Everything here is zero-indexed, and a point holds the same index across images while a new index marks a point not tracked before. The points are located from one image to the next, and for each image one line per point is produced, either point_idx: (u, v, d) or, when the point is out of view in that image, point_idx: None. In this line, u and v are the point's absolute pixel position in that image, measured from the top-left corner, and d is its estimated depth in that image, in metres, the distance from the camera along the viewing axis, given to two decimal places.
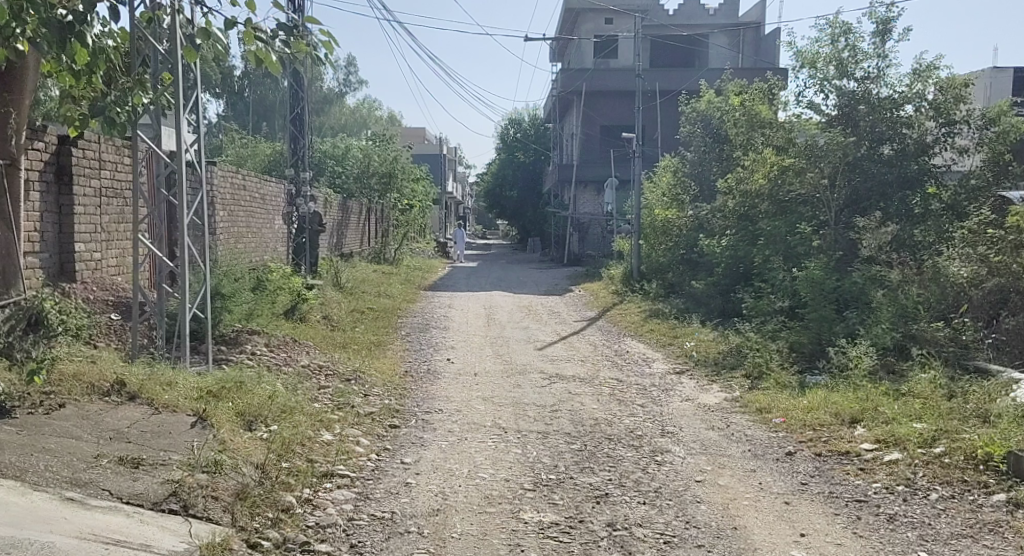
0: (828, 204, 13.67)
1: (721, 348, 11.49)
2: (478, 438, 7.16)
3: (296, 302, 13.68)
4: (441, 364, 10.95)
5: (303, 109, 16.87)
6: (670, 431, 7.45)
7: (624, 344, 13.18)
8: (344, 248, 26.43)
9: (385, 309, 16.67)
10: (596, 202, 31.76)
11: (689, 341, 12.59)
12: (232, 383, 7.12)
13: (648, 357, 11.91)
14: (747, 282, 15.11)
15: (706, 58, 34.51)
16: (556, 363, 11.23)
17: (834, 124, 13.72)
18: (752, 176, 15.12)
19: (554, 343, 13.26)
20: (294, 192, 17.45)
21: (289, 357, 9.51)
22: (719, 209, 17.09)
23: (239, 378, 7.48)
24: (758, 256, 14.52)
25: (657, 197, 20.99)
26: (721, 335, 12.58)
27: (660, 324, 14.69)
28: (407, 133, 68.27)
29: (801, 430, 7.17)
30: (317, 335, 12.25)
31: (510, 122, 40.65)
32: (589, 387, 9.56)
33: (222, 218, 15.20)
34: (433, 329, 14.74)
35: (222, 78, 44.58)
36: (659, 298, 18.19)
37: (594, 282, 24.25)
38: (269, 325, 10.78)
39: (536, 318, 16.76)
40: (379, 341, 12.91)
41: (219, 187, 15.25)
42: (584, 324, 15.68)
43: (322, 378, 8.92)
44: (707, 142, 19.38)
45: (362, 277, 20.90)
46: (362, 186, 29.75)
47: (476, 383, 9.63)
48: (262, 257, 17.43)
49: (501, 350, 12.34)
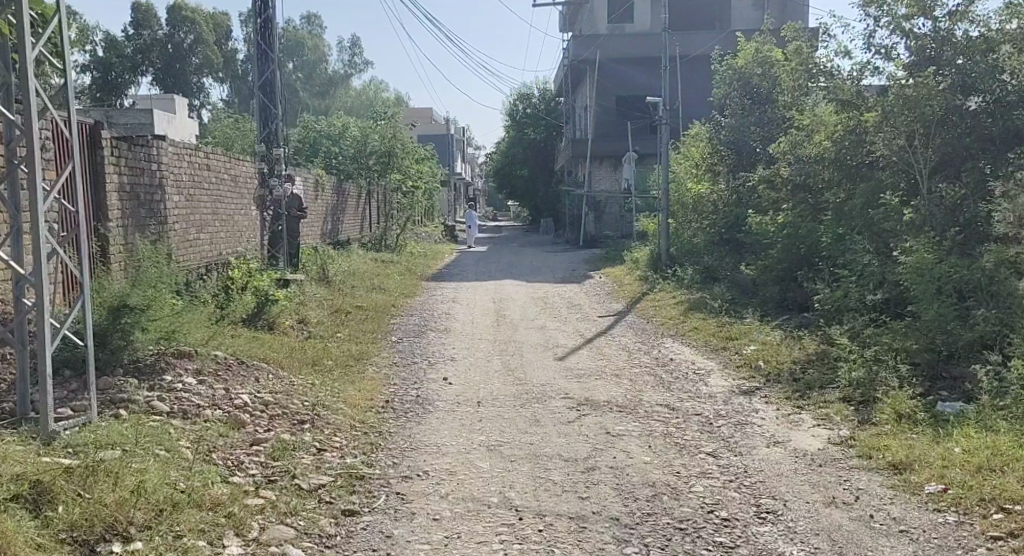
0: (912, 167, 11.01)
1: (796, 357, 8.96)
2: (478, 535, 4.84)
3: (261, 307, 11.20)
4: (435, 387, 8.42)
5: (274, 72, 14.65)
6: (772, 507, 5.08)
7: (666, 349, 10.69)
8: (340, 235, 23.97)
9: (377, 307, 14.18)
10: (613, 178, 29.08)
11: (748, 345, 10.09)
12: (74, 463, 4.99)
13: (700, 368, 9.39)
14: (808, 265, 12.55)
15: (729, 19, 31.72)
16: (584, 380, 8.74)
17: (910, 72, 11.03)
18: (818, 140, 12.69)
19: (578, 350, 10.75)
20: (267, 171, 14.98)
21: (222, 392, 6.85)
22: (771, 179, 14.46)
23: (102, 443, 5.32)
24: (824, 233, 11.95)
25: (692, 168, 18.42)
26: (788, 337, 10.08)
27: (705, 319, 12.16)
28: (416, 114, 65.68)
29: (980, 512, 4.88)
30: (279, 349, 9.68)
31: (519, 96, 37.66)
32: (637, 422, 7.04)
33: (176, 201, 12.74)
34: (432, 332, 12.26)
35: (222, 60, 42.25)
36: (696, 285, 15.65)
37: (617, 266, 21.65)
38: (205, 342, 8.22)
39: (553, 313, 14.29)
40: (362, 353, 10.38)
41: (172, 167, 12.80)
42: (612, 321, 13.16)
43: (256, 427, 6.22)
44: (745, 104, 16.66)
45: (355, 268, 18.37)
46: (359, 165, 26.86)
47: (478, 421, 7.06)
48: (231, 249, 14.90)
49: (513, 362, 9.85)
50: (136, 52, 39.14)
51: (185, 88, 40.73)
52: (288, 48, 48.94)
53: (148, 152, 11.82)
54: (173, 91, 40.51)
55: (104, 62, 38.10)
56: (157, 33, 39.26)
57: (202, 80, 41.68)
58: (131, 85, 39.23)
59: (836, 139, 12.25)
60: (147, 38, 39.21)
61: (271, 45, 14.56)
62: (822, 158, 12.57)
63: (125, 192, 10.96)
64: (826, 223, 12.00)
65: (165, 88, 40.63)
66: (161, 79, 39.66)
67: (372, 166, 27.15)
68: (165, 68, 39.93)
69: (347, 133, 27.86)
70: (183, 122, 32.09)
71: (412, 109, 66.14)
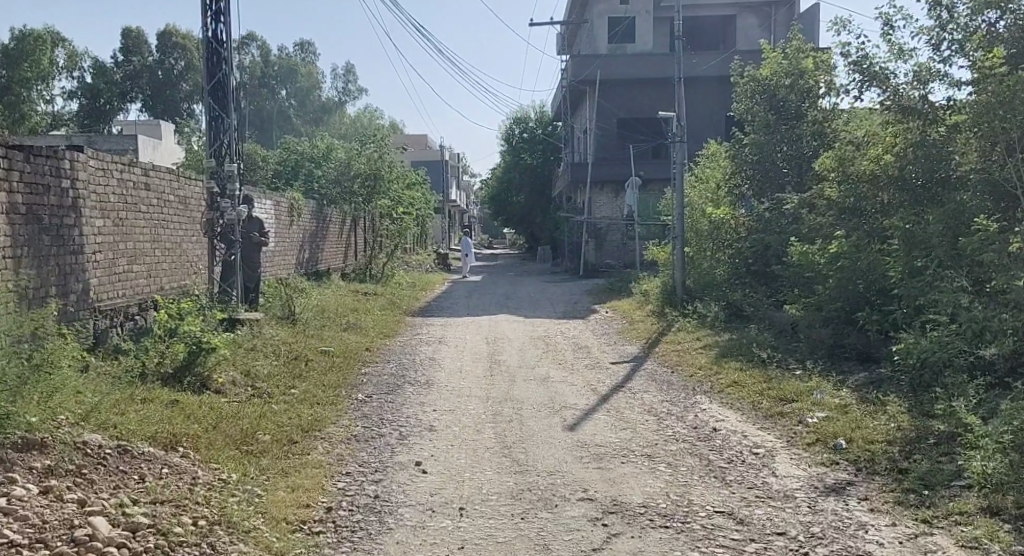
0: (1003, 187, 8.82)
1: (888, 433, 6.68)
2: None
3: (190, 359, 9.30)
4: (403, 479, 6.13)
5: (226, 74, 12.57)
6: None
7: (704, 412, 8.42)
8: (319, 266, 21.74)
9: (346, 353, 11.86)
10: (615, 205, 26.86)
11: (813, 411, 7.79)
12: None
13: (758, 443, 7.12)
14: (868, 305, 10.23)
15: (734, 41, 29.52)
16: (605, 467, 6.46)
17: (995, 74, 8.87)
18: (874, 154, 10.44)
19: (592, 414, 8.46)
20: (217, 192, 12.75)
21: (52, 508, 4.90)
22: (812, 202, 12.21)
23: None
24: (890, 266, 9.65)
25: (708, 192, 16.11)
26: (865, 400, 7.80)
27: (743, 369, 9.93)
28: (409, 140, 63.28)
29: None
30: (199, 424, 7.44)
31: (515, 121, 35.32)
32: (693, 553, 4.95)
33: (97, 227, 10.58)
34: (409, 388, 9.93)
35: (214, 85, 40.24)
36: (722, 325, 13.39)
37: (624, 300, 19.27)
38: (73, 425, 6.01)
39: (558, 358, 12.04)
40: (317, 420, 8.08)
41: (96, 186, 10.67)
42: (629, 371, 10.92)
43: None
44: (770, 117, 14.29)
45: (325, 304, 15.98)
46: (343, 190, 24.47)
47: (457, 551, 5.00)
48: (179, 284, 12.63)
49: (509, 436, 7.55)
50: (125, 79, 37.48)
51: (175, 114, 38.87)
52: (281, 75, 46.76)
53: (53, 166, 9.75)
54: (164, 119, 38.57)
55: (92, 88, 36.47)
56: (147, 59, 37.81)
57: (194, 107, 39.66)
58: (120, 112, 37.51)
59: (898, 154, 9.95)
60: (140, 65, 37.57)
61: (223, 43, 12.50)
62: (879, 176, 10.31)
63: (17, 214, 9.07)
64: (892, 253, 9.71)
65: (155, 116, 38.72)
66: (151, 107, 37.92)
67: (356, 192, 24.78)
68: (156, 95, 38.10)
69: (331, 154, 25.61)
70: (168, 149, 30.03)
71: (407, 137, 63.70)
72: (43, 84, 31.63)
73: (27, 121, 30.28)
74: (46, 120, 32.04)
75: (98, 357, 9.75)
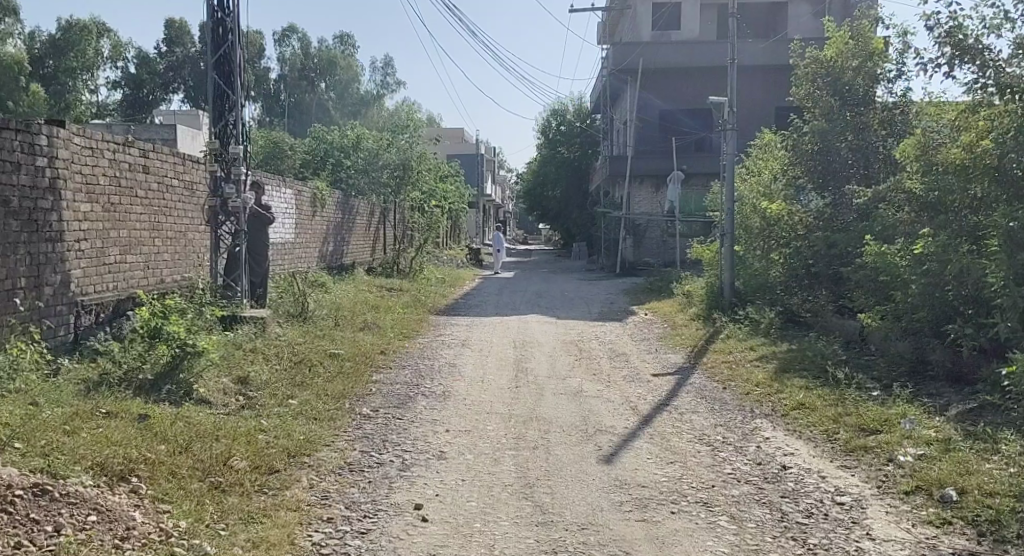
0: None
1: (1006, 484, 5.40)
2: None
3: (173, 364, 8.08)
4: (400, 534, 4.99)
5: (234, 47, 11.37)
6: None
7: (769, 442, 7.06)
8: (344, 260, 20.52)
9: (357, 357, 10.61)
10: (655, 200, 25.44)
11: (904, 447, 6.44)
12: None
13: (842, 489, 5.80)
14: (956, 316, 8.82)
15: (786, 30, 27.99)
16: (651, 519, 5.23)
17: None
18: (965, 140, 8.97)
19: (633, 441, 7.12)
20: (220, 176, 11.55)
21: None
22: (887, 197, 10.70)
23: None
24: (986, 271, 8.22)
25: (761, 184, 14.65)
26: (970, 435, 6.44)
27: (810, 390, 8.56)
28: (446, 133, 62.08)
29: None
30: (166, 446, 6.22)
31: (552, 113, 33.95)
32: None
33: (81, 212, 9.39)
34: (421, 402, 8.64)
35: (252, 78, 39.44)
36: (776, 334, 12.00)
37: (665, 301, 17.86)
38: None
39: (592, 368, 10.69)
40: (311, 442, 6.83)
41: (84, 167, 9.50)
42: (676, 386, 9.56)
43: None
44: (833, 103, 12.83)
45: (341, 301, 14.70)
46: (372, 180, 23.25)
47: None
48: (181, 276, 11.47)
49: (535, 467, 6.27)
50: (168, 69, 36.59)
51: None
52: (320, 67, 46.03)
53: (24, 142, 8.61)
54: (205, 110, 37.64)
55: (135, 78, 35.71)
56: (190, 50, 36.87)
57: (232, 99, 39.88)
58: (162, 103, 36.71)
59: (997, 141, 8.48)
60: (181, 56, 36.68)
61: (230, 14, 11.29)
62: (971, 167, 8.84)
63: None
64: (989, 256, 8.28)
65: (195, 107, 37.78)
66: (193, 97, 37.03)
67: (386, 183, 23.56)
68: (198, 86, 37.13)
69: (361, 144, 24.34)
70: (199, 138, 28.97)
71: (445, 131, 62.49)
72: (87, 74, 30.73)
73: (71, 110, 29.48)
74: (88, 111, 31.13)
75: (73, 360, 8.63)
